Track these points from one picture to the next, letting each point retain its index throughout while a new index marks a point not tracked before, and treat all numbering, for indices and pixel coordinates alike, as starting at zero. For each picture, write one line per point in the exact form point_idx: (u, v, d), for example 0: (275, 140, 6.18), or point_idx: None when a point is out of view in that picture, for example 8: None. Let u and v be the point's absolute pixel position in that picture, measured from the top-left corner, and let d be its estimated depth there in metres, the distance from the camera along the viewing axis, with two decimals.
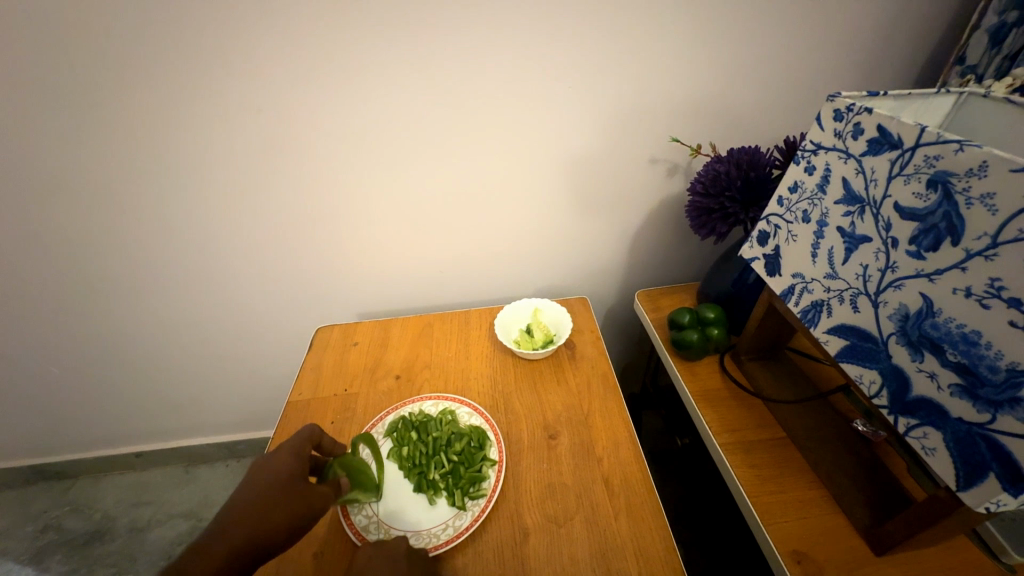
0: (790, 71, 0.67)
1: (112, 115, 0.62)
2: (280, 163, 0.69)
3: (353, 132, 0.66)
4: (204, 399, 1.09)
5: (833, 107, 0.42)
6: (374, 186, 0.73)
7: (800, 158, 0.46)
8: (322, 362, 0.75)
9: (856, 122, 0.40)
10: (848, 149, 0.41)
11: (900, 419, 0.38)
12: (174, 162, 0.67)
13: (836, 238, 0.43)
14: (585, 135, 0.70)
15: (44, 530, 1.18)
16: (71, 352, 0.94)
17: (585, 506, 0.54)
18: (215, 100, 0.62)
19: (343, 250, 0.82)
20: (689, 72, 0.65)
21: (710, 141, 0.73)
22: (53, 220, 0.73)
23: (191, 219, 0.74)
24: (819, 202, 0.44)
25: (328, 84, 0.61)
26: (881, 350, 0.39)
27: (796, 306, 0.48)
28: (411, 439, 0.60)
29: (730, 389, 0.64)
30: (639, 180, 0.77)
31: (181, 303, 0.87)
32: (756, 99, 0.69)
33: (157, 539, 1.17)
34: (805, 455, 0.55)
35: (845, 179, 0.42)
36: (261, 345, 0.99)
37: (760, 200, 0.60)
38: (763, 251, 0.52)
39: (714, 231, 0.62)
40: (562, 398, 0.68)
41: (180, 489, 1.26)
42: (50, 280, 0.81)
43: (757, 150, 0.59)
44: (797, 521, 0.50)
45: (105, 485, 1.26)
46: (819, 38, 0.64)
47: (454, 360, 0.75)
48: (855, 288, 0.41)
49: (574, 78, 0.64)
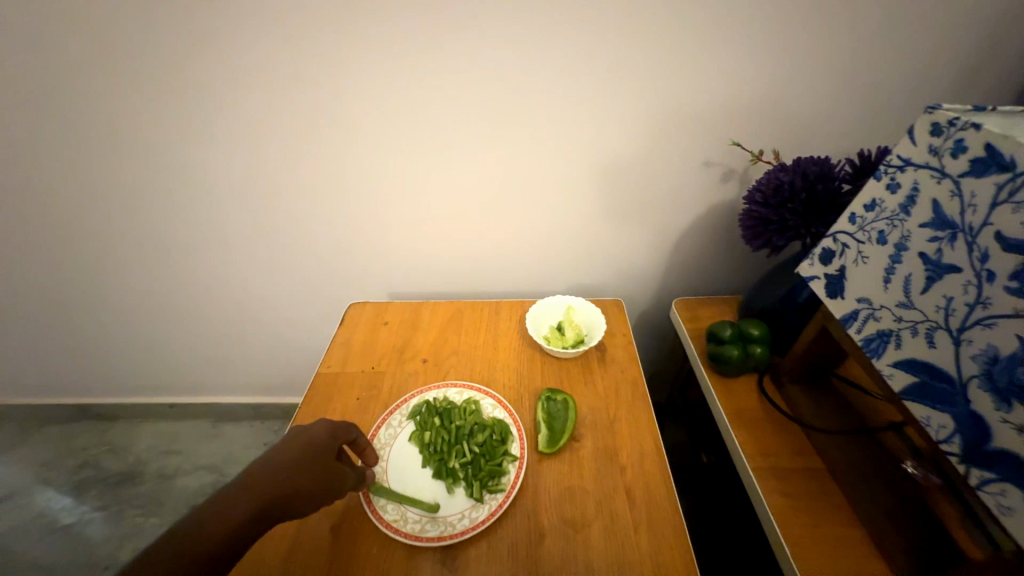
0: (869, 79, 0.62)
1: (178, 76, 0.65)
2: (330, 137, 0.70)
3: (401, 113, 0.67)
4: (236, 361, 1.14)
5: (932, 119, 0.38)
6: (416, 167, 0.73)
7: (882, 173, 0.42)
8: (352, 338, 0.76)
9: (958, 138, 0.36)
10: (945, 168, 0.37)
11: (972, 470, 0.35)
12: (232, 127, 0.70)
13: (916, 265, 0.39)
14: (636, 131, 0.67)
15: (84, 465, 1.27)
16: (120, 302, 0.99)
17: (604, 514, 0.53)
18: (275, 69, 0.64)
19: (379, 228, 0.82)
20: (756, 74, 0.62)
21: (773, 148, 0.68)
22: (116, 172, 0.77)
23: (240, 185, 0.77)
24: (900, 224, 0.41)
25: (382, 61, 0.62)
26: (958, 393, 0.36)
27: (857, 333, 0.44)
28: (434, 425, 0.60)
29: (767, 412, 0.61)
30: (689, 184, 0.73)
31: (223, 266, 0.91)
32: (828, 107, 0.65)
33: (183, 487, 1.24)
34: (844, 490, 0.52)
35: (936, 202, 0.38)
36: (293, 314, 1.01)
37: (825, 217, 0.56)
38: (824, 271, 0.48)
39: (769, 244, 0.58)
40: (588, 400, 0.66)
41: (208, 442, 1.32)
42: (108, 230, 0.86)
43: (827, 161, 0.55)
44: (830, 561, 0.47)
45: (141, 430, 1.33)
46: (906, 45, 0.59)
47: (480, 350, 0.74)
48: (933, 321, 0.38)
49: (630, 72, 0.62)
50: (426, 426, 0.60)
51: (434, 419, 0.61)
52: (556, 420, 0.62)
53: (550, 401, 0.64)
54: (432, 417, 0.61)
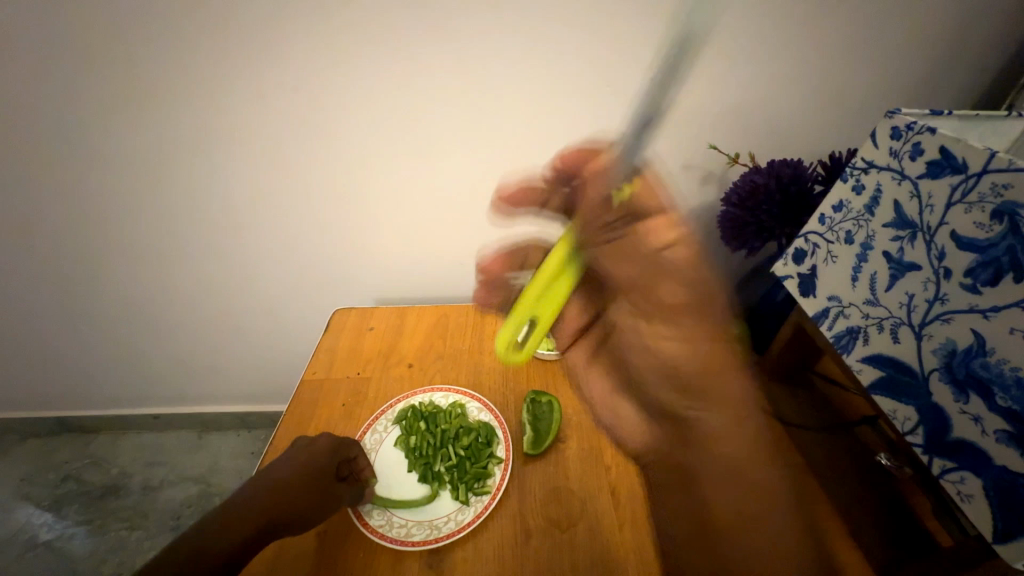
0: (838, 83, 0.64)
1: (157, 82, 0.65)
2: (313, 143, 0.70)
3: (384, 118, 0.67)
4: (221, 370, 1.12)
5: (892, 123, 0.39)
6: (399, 171, 0.73)
7: (847, 175, 0.44)
8: (337, 344, 0.76)
9: (915, 142, 0.38)
10: (904, 170, 0.39)
11: (935, 460, 0.36)
12: (213, 134, 0.70)
13: (881, 263, 0.41)
14: (616, 134, 0.69)
15: (64, 479, 1.24)
16: (100, 311, 0.97)
17: (589, 514, 0.54)
18: (255, 74, 0.64)
19: (365, 233, 0.82)
20: (730, 80, 0.63)
21: (750, 151, 0.70)
22: (95, 179, 0.76)
23: (222, 191, 0.77)
24: (865, 224, 0.42)
25: (363, 66, 0.63)
26: (921, 386, 0.37)
27: (828, 330, 0.45)
28: (419, 429, 0.60)
29: (748, 409, 0.63)
30: (669, 187, 0.75)
31: (206, 273, 0.90)
32: (800, 111, 0.66)
33: (168, 499, 1.21)
34: (821, 484, 0.54)
35: (897, 203, 0.39)
36: (279, 321, 1.00)
37: (799, 217, 0.58)
38: (797, 270, 0.49)
39: (746, 245, 0.60)
40: (573, 401, 0.67)
41: (193, 453, 1.30)
42: (87, 238, 0.84)
43: (800, 163, 0.57)
44: (808, 555, 0.48)
45: (123, 442, 1.31)
46: (872, 51, 0.61)
47: (466, 354, 0.74)
48: (896, 317, 0.39)
49: (608, 76, 0.63)
50: (411, 431, 0.60)
51: (420, 424, 0.61)
52: (541, 421, 0.63)
53: (536, 403, 0.65)
54: (417, 421, 0.61)
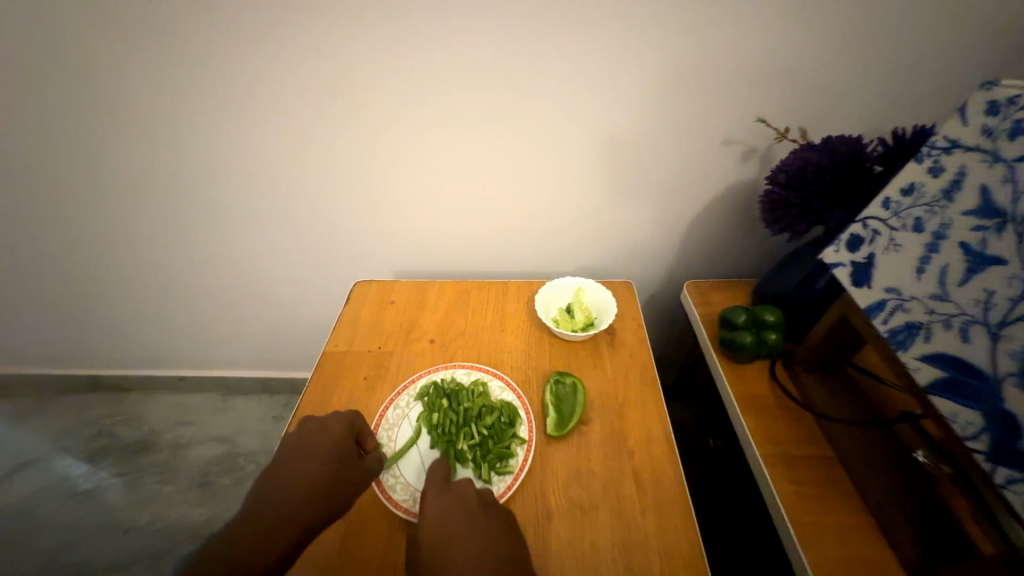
0: (908, 52, 0.57)
1: (173, 39, 0.62)
2: (334, 108, 0.67)
3: (408, 83, 0.63)
4: (244, 337, 1.14)
5: (989, 98, 0.36)
6: (423, 141, 0.70)
7: (923, 156, 0.40)
8: (359, 317, 0.75)
9: (1018, 119, 0.34)
10: (999, 152, 0.35)
11: (999, 469, 0.34)
12: (230, 96, 0.67)
13: (955, 255, 0.37)
14: (655, 105, 0.64)
15: (99, 434, 1.30)
16: (125, 276, 0.98)
17: (611, 496, 0.53)
18: (273, 32, 0.60)
19: (386, 205, 0.80)
20: (786, 45, 0.58)
21: (800, 125, 0.65)
22: (116, 142, 0.75)
23: (242, 157, 0.75)
24: (941, 211, 0.38)
25: (388, 25, 0.58)
26: (992, 390, 0.34)
27: (881, 324, 0.42)
28: (442, 406, 0.60)
29: (778, 398, 0.61)
30: (708, 163, 0.70)
31: (227, 241, 0.89)
32: (862, 81, 0.60)
33: (196, 457, 1.26)
34: (854, 479, 0.52)
35: (985, 188, 0.36)
36: (300, 291, 1.00)
37: (853, 198, 0.53)
38: (850, 259, 0.45)
39: (791, 228, 0.56)
40: (596, 383, 0.66)
41: (219, 415, 1.34)
42: (108, 202, 0.83)
43: (858, 140, 0.52)
44: (837, 550, 0.47)
45: (153, 402, 1.35)
46: (953, 13, 0.54)
47: (488, 331, 0.73)
48: (969, 315, 0.36)
49: (653, 40, 0.58)
50: (433, 408, 0.60)
51: (439, 402, 0.60)
52: (565, 403, 0.62)
53: (558, 384, 0.64)
54: (438, 399, 0.60)
